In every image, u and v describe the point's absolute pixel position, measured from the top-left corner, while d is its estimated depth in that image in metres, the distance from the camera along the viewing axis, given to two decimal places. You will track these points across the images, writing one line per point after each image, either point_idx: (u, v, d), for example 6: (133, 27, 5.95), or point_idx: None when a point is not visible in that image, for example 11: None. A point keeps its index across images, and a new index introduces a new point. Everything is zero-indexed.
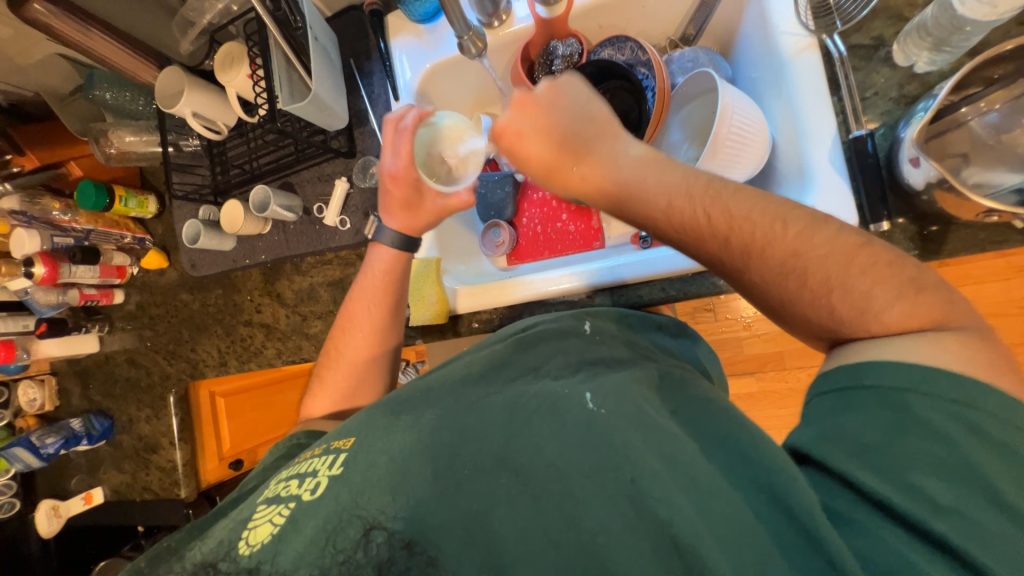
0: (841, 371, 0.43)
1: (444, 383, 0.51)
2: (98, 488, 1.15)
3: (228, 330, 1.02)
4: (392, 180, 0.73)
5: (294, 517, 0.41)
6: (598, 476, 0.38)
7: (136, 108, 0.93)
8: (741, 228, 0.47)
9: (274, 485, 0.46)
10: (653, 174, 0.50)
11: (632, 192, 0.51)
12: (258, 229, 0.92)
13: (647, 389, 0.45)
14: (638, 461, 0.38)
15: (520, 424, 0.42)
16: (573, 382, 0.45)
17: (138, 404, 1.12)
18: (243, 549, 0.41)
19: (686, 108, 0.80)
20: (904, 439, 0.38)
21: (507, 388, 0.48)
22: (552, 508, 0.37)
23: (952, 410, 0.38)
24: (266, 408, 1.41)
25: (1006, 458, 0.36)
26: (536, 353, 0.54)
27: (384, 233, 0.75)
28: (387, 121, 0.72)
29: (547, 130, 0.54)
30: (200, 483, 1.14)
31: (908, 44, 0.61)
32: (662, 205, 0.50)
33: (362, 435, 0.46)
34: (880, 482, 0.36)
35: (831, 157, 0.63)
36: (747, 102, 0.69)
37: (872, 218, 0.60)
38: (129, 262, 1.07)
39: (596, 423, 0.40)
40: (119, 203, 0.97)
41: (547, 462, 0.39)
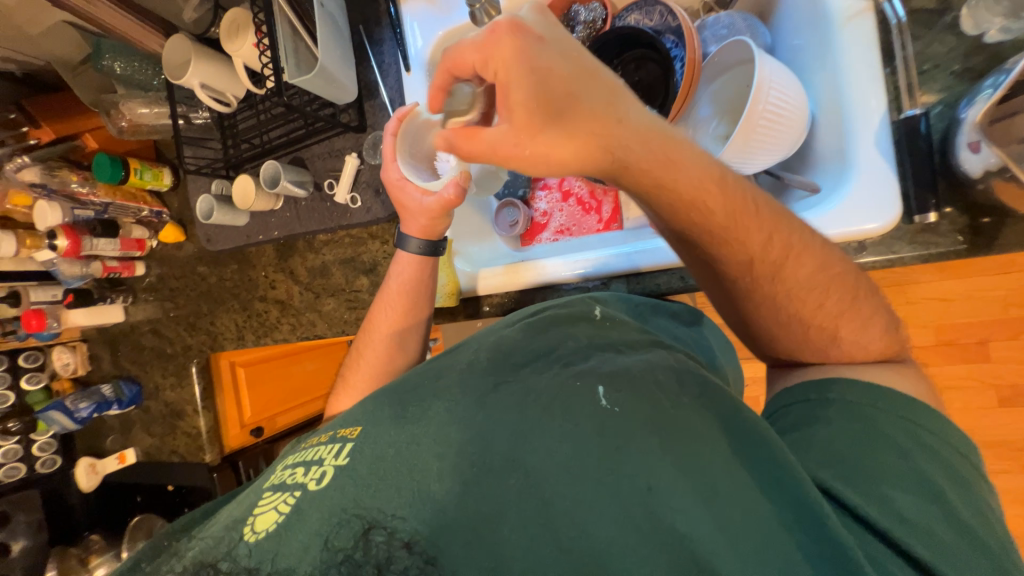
0: (805, 387, 0.47)
1: (452, 372, 0.51)
2: (131, 449, 1.21)
3: (245, 304, 1.04)
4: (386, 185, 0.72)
5: (299, 507, 0.39)
6: (614, 486, 0.37)
7: (148, 79, 0.91)
8: (757, 219, 0.45)
9: (279, 474, 0.45)
10: (682, 163, 0.42)
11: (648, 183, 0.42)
12: (270, 204, 0.90)
13: (664, 382, 0.44)
14: (654, 468, 0.37)
15: (532, 423, 0.41)
16: (585, 376, 0.45)
17: (163, 372, 1.16)
18: (247, 538, 0.38)
19: (717, 82, 0.74)
20: (882, 454, 0.40)
21: (518, 378, 0.46)
22: (563, 515, 0.36)
23: (903, 426, 0.42)
24: (284, 378, 1.45)
25: (952, 479, 0.40)
26: (546, 341, 0.53)
27: (408, 242, 0.73)
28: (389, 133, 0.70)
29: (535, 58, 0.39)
30: (223, 448, 1.19)
31: (980, 10, 0.54)
32: (691, 198, 0.43)
33: (368, 426, 0.45)
34: (855, 495, 0.38)
35: (877, 137, 0.58)
36: (787, 75, 0.63)
37: (918, 209, 0.55)
38: (148, 236, 1.09)
39: (611, 420, 0.40)
40: (135, 175, 0.97)
41: (560, 465, 0.38)
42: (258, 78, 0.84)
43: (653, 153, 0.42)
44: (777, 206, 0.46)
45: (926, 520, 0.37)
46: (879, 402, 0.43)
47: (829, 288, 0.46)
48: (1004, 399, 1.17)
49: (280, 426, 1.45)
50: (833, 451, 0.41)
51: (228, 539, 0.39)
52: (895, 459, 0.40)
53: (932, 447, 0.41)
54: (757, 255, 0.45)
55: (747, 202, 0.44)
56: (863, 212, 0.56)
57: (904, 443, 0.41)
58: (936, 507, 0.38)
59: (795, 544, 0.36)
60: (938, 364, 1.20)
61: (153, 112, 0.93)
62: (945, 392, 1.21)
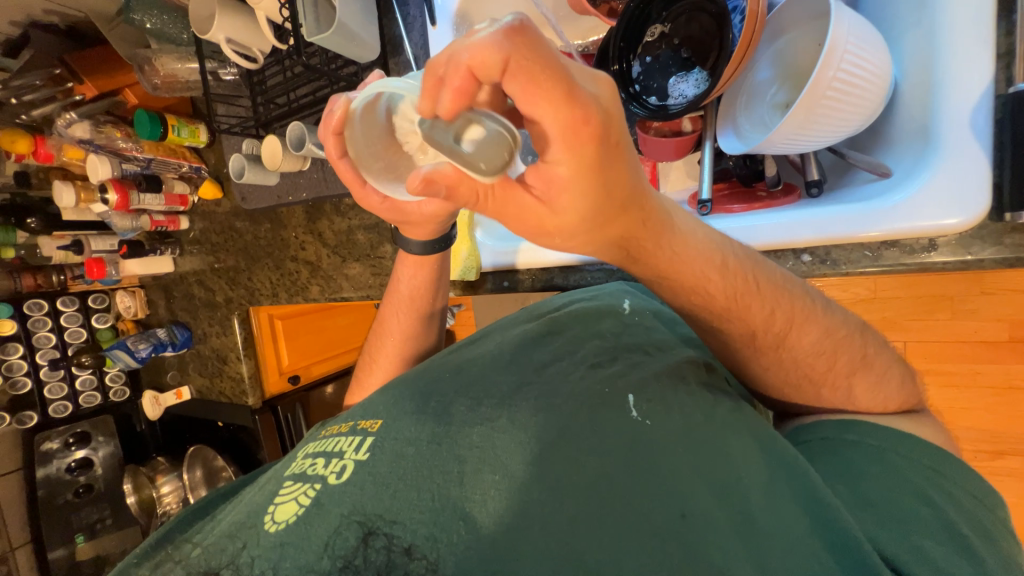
0: (827, 425, 0.44)
1: (476, 365, 0.50)
2: (187, 387, 1.33)
3: (278, 263, 1.07)
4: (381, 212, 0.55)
5: (318, 500, 0.38)
6: (644, 504, 0.35)
7: (178, 34, 0.90)
8: (773, 287, 0.43)
9: (298, 462, 0.44)
10: (701, 231, 0.40)
11: (677, 267, 0.39)
12: (298, 165, 0.90)
13: (696, 398, 0.43)
14: (688, 492, 0.36)
15: (558, 431, 0.39)
16: (614, 383, 0.43)
17: (209, 321, 1.24)
18: (268, 525, 0.37)
19: (780, 40, 0.65)
20: (908, 499, 0.38)
21: (541, 380, 0.45)
22: (588, 536, 0.34)
23: (926, 474, 0.40)
24: (320, 331, 1.52)
25: (983, 536, 0.37)
26: (569, 337, 0.51)
27: (408, 244, 0.65)
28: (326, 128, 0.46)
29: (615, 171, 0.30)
30: (264, 393, 1.29)
31: None
32: (717, 264, 0.40)
33: (387, 420, 0.44)
34: (898, 547, 0.35)
35: (973, 116, 0.48)
36: (869, 31, 0.53)
37: (1010, 205, 0.46)
38: (189, 191, 1.12)
39: (643, 433, 0.39)
40: (173, 132, 0.99)
41: (590, 479, 0.36)
42: (282, 32, 0.81)
43: (658, 247, 0.37)
44: (775, 276, 0.43)
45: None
46: (916, 451, 0.41)
47: (836, 352, 0.44)
48: None
49: (315, 374, 1.50)
50: (864, 495, 0.38)
51: (243, 534, 0.38)
52: (921, 507, 0.37)
53: (956, 497, 0.39)
54: (758, 329, 0.43)
55: (744, 284, 0.42)
56: (943, 206, 0.48)
57: (926, 488, 0.39)
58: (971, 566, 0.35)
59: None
60: (1004, 363, 1.08)
61: (186, 67, 0.93)
62: (1008, 393, 1.10)
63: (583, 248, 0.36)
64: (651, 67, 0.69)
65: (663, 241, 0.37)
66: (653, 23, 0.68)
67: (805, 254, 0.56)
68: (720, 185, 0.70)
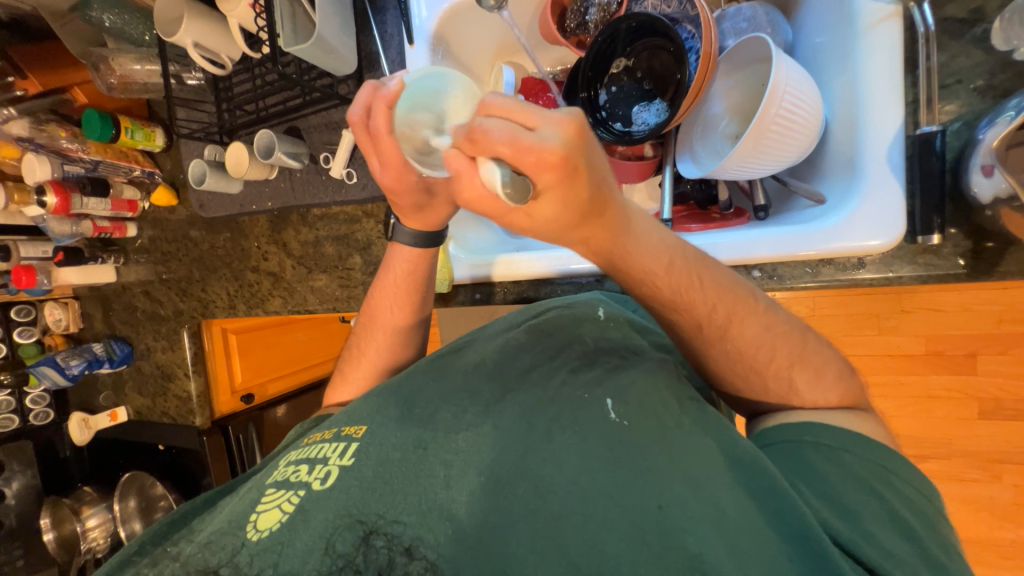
0: (783, 428, 0.47)
1: (457, 372, 0.52)
2: (123, 408, 1.22)
3: (236, 274, 1.03)
4: (391, 194, 0.56)
5: (303, 506, 0.41)
6: (625, 498, 0.37)
7: (139, 35, 0.88)
8: (717, 288, 0.47)
9: (281, 470, 0.47)
10: (653, 232, 0.44)
11: (629, 263, 0.43)
12: (264, 174, 0.88)
13: (667, 399, 0.45)
14: (664, 488, 0.38)
15: (540, 435, 0.42)
16: (592, 387, 0.45)
17: (154, 335, 1.16)
18: (251, 534, 0.41)
19: (730, 78, 0.71)
20: (857, 492, 0.41)
21: (522, 386, 0.48)
22: (573, 530, 0.36)
23: (873, 468, 0.43)
24: (276, 347, 1.45)
25: (925, 523, 0.41)
26: (547, 344, 0.53)
27: (401, 233, 0.66)
28: (354, 125, 0.49)
29: (574, 198, 0.34)
30: (214, 412, 1.21)
31: (1012, 23, 0.51)
32: (664, 263, 0.45)
33: (371, 425, 0.47)
34: (851, 530, 0.39)
35: (888, 153, 0.55)
36: (803, 77, 0.60)
37: (922, 230, 0.54)
38: (140, 197, 1.07)
39: (622, 435, 0.41)
40: (126, 135, 0.93)
41: (569, 479, 0.39)
42: (254, 40, 0.80)
43: (614, 246, 0.41)
44: (720, 276, 0.47)
45: (907, 556, 0.38)
46: (867, 447, 0.44)
47: (776, 344, 0.48)
48: (984, 412, 1.18)
49: (272, 393, 1.43)
50: (824, 486, 0.42)
51: (235, 539, 0.41)
52: (868, 498, 0.41)
53: (898, 486, 0.42)
54: (702, 320, 0.48)
55: (689, 281, 0.46)
56: (869, 229, 0.55)
57: (872, 481, 0.42)
58: (913, 548, 0.39)
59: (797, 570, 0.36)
60: (923, 373, 1.21)
61: (145, 69, 0.89)
62: (927, 401, 1.22)
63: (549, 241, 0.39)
64: (616, 97, 0.74)
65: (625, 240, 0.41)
66: (618, 57, 0.74)
67: (755, 269, 0.62)
68: (679, 208, 0.76)
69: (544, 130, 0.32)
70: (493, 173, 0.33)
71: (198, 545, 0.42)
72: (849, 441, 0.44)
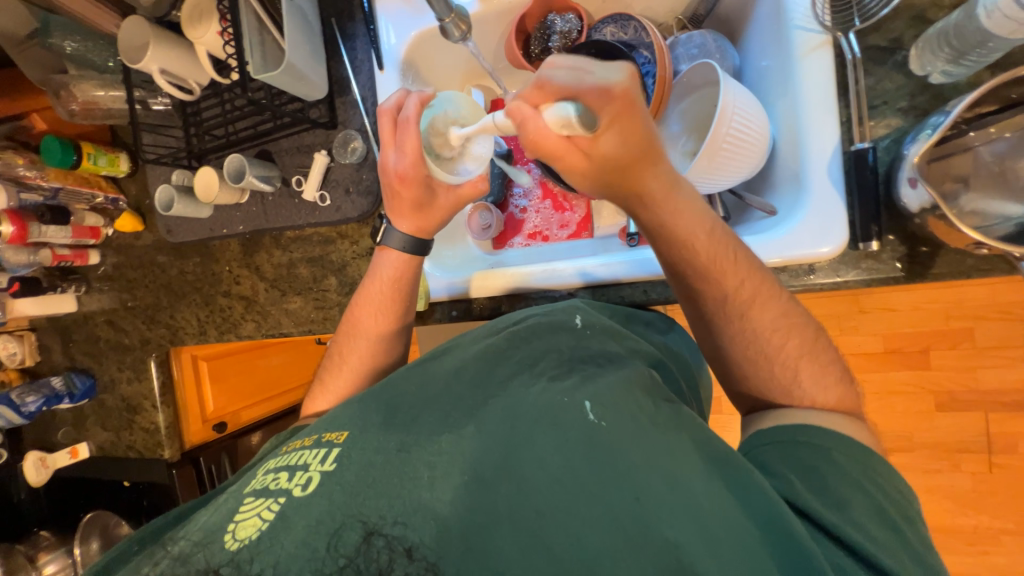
0: (776, 429, 0.50)
1: (436, 380, 0.53)
2: (84, 444, 1.16)
3: (207, 299, 1.00)
4: (399, 180, 0.66)
5: (283, 512, 0.42)
6: (603, 492, 0.39)
7: (102, 61, 0.87)
8: (750, 270, 0.55)
9: (261, 478, 0.48)
10: (697, 209, 0.56)
11: (670, 232, 0.55)
12: (235, 198, 0.88)
13: (642, 398, 0.46)
14: (641, 481, 0.40)
15: (521, 437, 0.43)
16: (571, 390, 0.46)
17: (119, 366, 1.12)
18: (230, 543, 0.41)
19: (685, 100, 0.76)
20: (841, 482, 0.44)
21: (503, 391, 0.49)
22: (554, 525, 0.38)
23: (855, 462, 0.46)
24: (250, 372, 1.42)
25: (904, 514, 0.44)
26: (526, 350, 0.55)
27: (392, 237, 0.71)
28: (382, 112, 0.64)
29: (633, 129, 0.50)
30: (183, 444, 1.16)
31: (926, 51, 0.57)
32: (704, 233, 0.55)
33: (353, 432, 0.48)
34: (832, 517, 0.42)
35: (828, 167, 0.60)
36: (749, 99, 0.65)
37: (862, 237, 0.58)
38: (103, 223, 1.03)
39: (598, 434, 0.42)
40: (88, 161, 0.91)
41: (551, 476, 0.40)
42: (222, 66, 0.80)
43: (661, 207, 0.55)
44: (753, 262, 0.55)
45: (885, 540, 0.41)
46: (850, 443, 0.47)
47: None
48: (941, 404, 1.26)
49: (246, 420, 1.39)
50: (811, 478, 0.44)
51: (209, 549, 0.41)
52: (850, 489, 0.44)
53: (881, 483, 0.45)
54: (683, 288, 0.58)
55: (723, 251, 0.55)
56: (816, 237, 0.59)
57: (856, 474, 0.45)
58: (892, 533, 0.42)
59: (772, 553, 0.39)
60: (883, 370, 1.27)
61: (109, 95, 0.88)
62: (889, 397, 1.28)
63: (602, 187, 0.55)
64: None
65: (670, 194, 0.54)
66: None
67: None
68: None
69: (602, 72, 0.49)
70: (565, 108, 0.50)
71: (178, 550, 0.43)
72: (838, 440, 0.47)
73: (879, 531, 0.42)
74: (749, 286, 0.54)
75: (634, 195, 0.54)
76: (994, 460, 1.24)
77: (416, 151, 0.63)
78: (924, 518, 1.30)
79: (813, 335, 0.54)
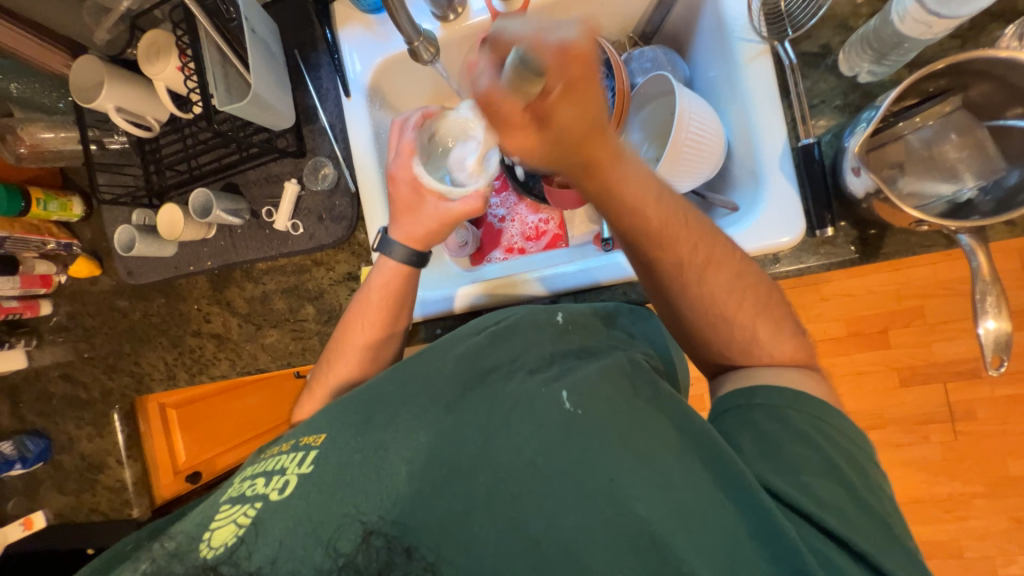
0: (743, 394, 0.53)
1: (420, 377, 0.54)
2: (40, 512, 1.06)
3: (175, 340, 0.95)
4: (393, 180, 0.73)
5: (260, 516, 0.43)
6: (577, 476, 0.41)
7: (50, 102, 0.86)
8: (705, 242, 0.55)
9: (235, 486, 0.49)
10: (656, 188, 0.52)
11: (631, 208, 0.52)
12: (202, 234, 0.85)
13: (619, 384, 0.48)
14: (615, 464, 0.42)
15: (499, 426, 0.45)
16: (550, 381, 0.48)
17: (78, 422, 1.03)
18: (204, 551, 0.43)
19: (644, 109, 0.80)
20: (796, 445, 0.47)
21: (484, 386, 0.50)
22: (531, 510, 0.41)
23: (806, 420, 0.49)
24: (223, 416, 1.36)
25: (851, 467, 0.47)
26: (508, 346, 0.56)
27: (390, 246, 0.72)
28: (395, 123, 0.74)
29: (588, 106, 0.43)
30: (155, 499, 1.08)
31: (852, 56, 0.63)
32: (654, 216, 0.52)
33: (329, 435, 0.49)
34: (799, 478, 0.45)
35: (781, 162, 0.65)
36: (703, 106, 0.69)
37: (818, 224, 0.63)
38: (55, 271, 0.98)
39: (574, 422, 0.44)
40: (37, 207, 0.87)
41: (527, 463, 0.43)
42: (183, 101, 0.79)
43: (617, 176, 0.49)
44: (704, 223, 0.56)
45: (840, 503, 0.44)
46: (811, 403, 0.50)
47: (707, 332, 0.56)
48: (903, 379, 1.33)
49: (221, 466, 1.38)
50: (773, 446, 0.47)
51: (185, 559, 0.43)
52: (800, 447, 0.47)
53: (833, 437, 0.48)
54: (679, 265, 0.55)
55: (675, 214, 0.53)
56: (777, 229, 0.63)
57: (813, 435, 0.48)
58: (844, 492, 0.44)
59: (746, 526, 0.42)
60: (848, 352, 1.35)
61: (60, 137, 0.86)
62: (857, 376, 1.35)
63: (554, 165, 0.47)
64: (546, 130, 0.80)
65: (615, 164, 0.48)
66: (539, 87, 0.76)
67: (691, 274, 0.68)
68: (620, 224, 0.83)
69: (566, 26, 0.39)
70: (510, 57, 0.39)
71: (167, 548, 0.44)
72: (800, 400, 0.50)
73: (819, 487, 0.44)
74: (726, 272, 0.56)
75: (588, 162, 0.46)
76: (958, 428, 1.32)
77: (409, 155, 0.72)
78: (906, 491, 1.36)
79: (787, 318, 0.57)
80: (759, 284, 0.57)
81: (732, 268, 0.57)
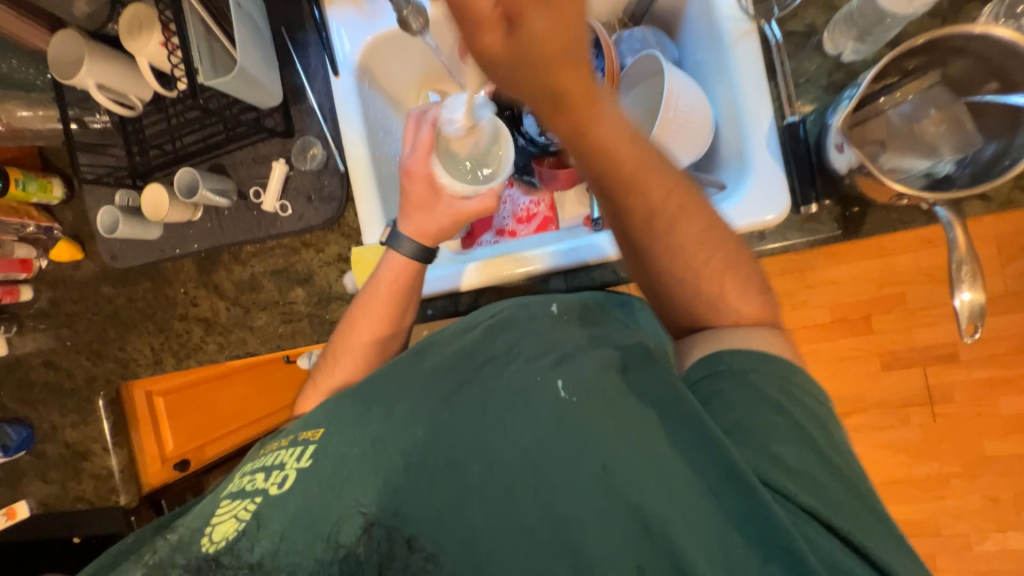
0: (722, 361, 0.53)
1: (418, 369, 0.54)
2: (23, 502, 1.04)
3: (161, 325, 0.94)
4: (406, 172, 0.71)
5: (260, 511, 0.44)
6: (571, 464, 0.42)
7: (28, 78, 0.84)
8: (679, 201, 0.57)
9: (236, 481, 0.49)
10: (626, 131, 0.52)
11: (596, 153, 0.51)
12: (187, 216, 0.84)
13: (615, 374, 0.48)
14: (609, 451, 0.42)
15: (495, 416, 0.46)
16: (546, 370, 0.48)
17: (61, 410, 1.02)
18: (207, 545, 0.44)
19: (634, 90, 0.81)
20: (779, 419, 0.47)
21: (481, 376, 0.50)
22: (524, 499, 0.42)
23: (792, 392, 0.50)
24: (211, 406, 1.36)
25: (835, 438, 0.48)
26: (506, 338, 0.55)
27: (398, 239, 0.72)
28: (411, 117, 0.72)
29: (566, 18, 0.36)
30: (142, 487, 1.07)
31: (837, 35, 0.65)
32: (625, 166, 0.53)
33: (327, 429, 0.49)
34: (789, 456, 0.45)
35: (767, 140, 0.66)
36: (691, 86, 0.70)
37: (802, 202, 0.64)
38: (35, 254, 0.95)
39: (568, 412, 0.44)
40: (16, 187, 0.85)
41: (520, 451, 0.43)
42: (167, 79, 0.78)
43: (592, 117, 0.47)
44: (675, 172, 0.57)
45: (828, 485, 0.44)
46: (797, 378, 0.50)
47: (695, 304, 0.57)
48: (884, 363, 1.36)
49: (209, 456, 1.38)
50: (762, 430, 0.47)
51: (185, 553, 0.43)
52: (791, 420, 0.47)
53: (817, 412, 0.49)
54: (655, 207, 0.56)
55: (645, 160, 0.54)
56: (763, 206, 0.64)
57: (798, 412, 0.48)
58: (831, 472, 0.45)
59: (738, 511, 0.41)
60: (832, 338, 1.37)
61: (37, 115, 0.85)
62: (840, 361, 1.38)
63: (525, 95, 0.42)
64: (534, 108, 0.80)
65: (592, 106, 0.46)
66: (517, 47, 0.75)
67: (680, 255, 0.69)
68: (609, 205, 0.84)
69: None
70: None
71: (169, 541, 0.45)
72: (787, 370, 0.50)
73: (809, 462, 0.45)
74: (714, 244, 0.57)
75: (558, 102, 0.43)
76: (935, 410, 1.36)
77: (427, 149, 0.69)
78: (884, 471, 1.40)
79: (770, 291, 0.58)
80: (744, 259, 0.58)
81: (719, 242, 0.58)
